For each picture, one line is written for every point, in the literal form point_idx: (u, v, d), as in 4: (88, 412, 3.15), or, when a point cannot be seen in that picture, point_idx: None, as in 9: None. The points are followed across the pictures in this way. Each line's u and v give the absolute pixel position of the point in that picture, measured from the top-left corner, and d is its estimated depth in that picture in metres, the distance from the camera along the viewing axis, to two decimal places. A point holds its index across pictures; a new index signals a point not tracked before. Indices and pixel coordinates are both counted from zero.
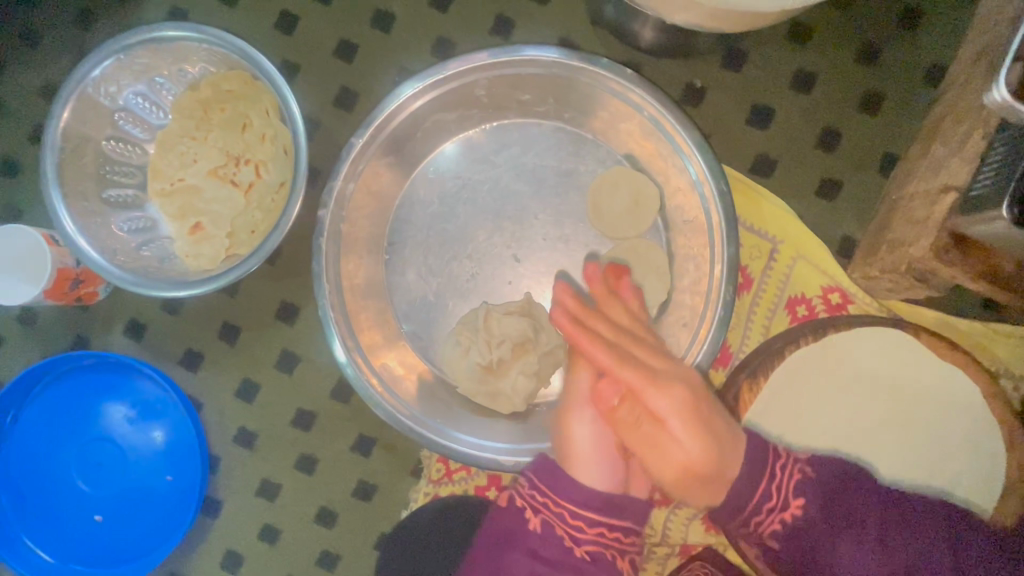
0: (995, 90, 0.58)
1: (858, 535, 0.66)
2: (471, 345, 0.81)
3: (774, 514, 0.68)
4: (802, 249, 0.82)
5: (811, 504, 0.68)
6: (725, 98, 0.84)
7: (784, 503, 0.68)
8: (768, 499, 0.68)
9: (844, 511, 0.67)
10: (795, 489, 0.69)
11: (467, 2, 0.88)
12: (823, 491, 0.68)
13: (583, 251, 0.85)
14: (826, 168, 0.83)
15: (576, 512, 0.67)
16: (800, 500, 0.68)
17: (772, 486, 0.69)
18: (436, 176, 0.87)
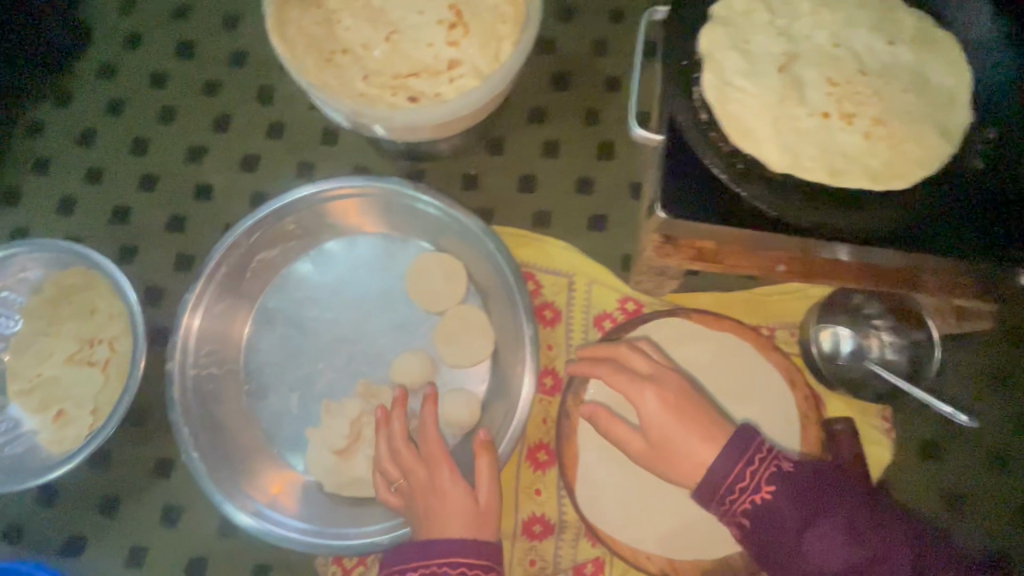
0: (636, 130, 0.73)
1: (824, 544, 0.62)
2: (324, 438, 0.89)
3: (765, 462, 0.65)
4: (590, 276, 0.97)
5: (784, 504, 0.64)
6: (496, 176, 1.03)
7: (757, 488, 0.65)
8: (745, 480, 0.65)
9: (809, 512, 0.63)
10: (766, 478, 0.65)
11: (271, 160, 1.04)
12: (795, 485, 0.64)
13: (418, 330, 0.97)
14: (591, 207, 1.01)
15: (444, 560, 0.69)
16: (770, 486, 0.64)
17: (753, 466, 0.65)
18: (274, 305, 0.98)
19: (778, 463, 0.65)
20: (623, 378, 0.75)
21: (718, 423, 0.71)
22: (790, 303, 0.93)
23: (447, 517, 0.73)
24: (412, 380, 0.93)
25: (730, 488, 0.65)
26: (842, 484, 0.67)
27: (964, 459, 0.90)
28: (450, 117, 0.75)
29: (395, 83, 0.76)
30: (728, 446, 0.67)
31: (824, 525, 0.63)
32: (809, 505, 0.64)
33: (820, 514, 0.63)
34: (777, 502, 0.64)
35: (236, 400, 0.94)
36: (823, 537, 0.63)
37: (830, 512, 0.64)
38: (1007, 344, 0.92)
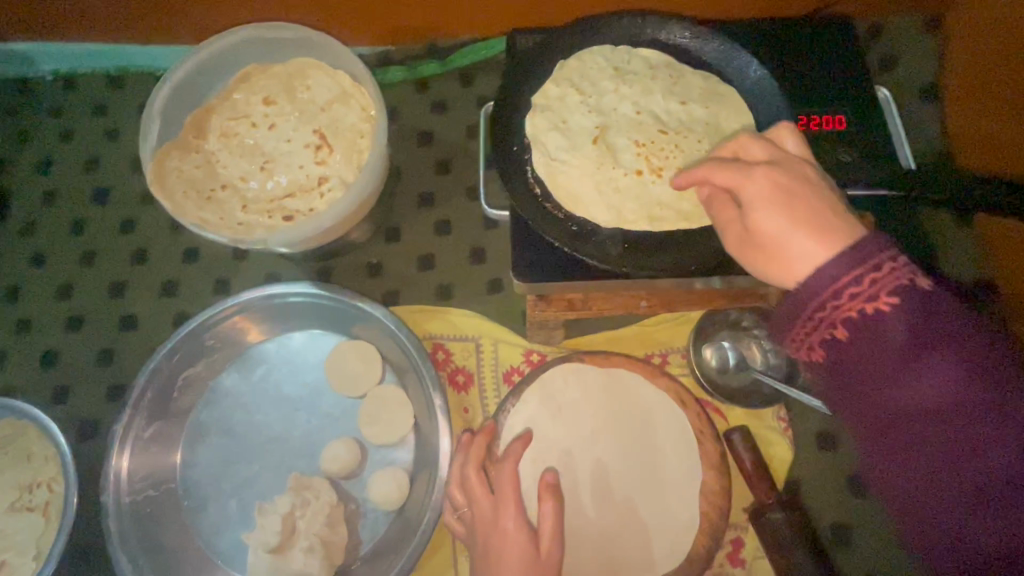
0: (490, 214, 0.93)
1: (935, 378, 0.52)
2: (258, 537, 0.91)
3: (885, 276, 0.54)
4: (495, 337, 1.05)
5: (901, 320, 0.53)
6: (397, 260, 1.12)
7: (869, 296, 0.54)
8: (860, 286, 0.54)
9: (924, 338, 0.53)
10: (894, 287, 0.54)
11: (189, 281, 1.12)
12: (923, 305, 0.54)
13: (343, 416, 1.04)
14: (486, 273, 1.10)
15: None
16: (887, 302, 0.54)
17: (875, 275, 0.54)
18: (203, 418, 1.03)
19: (906, 274, 0.54)
20: (734, 168, 0.64)
21: (823, 210, 0.59)
22: (677, 328, 1.02)
23: (501, 564, 0.79)
24: (341, 466, 0.97)
25: (835, 294, 0.55)
26: (961, 313, 0.54)
27: None
28: (314, 230, 0.84)
29: (272, 206, 0.86)
30: (850, 248, 0.56)
31: (935, 360, 0.52)
32: (906, 333, 0.53)
33: (920, 356, 0.53)
34: (888, 313, 0.54)
35: (175, 517, 0.98)
36: (921, 374, 0.53)
37: (897, 346, 0.53)
38: None
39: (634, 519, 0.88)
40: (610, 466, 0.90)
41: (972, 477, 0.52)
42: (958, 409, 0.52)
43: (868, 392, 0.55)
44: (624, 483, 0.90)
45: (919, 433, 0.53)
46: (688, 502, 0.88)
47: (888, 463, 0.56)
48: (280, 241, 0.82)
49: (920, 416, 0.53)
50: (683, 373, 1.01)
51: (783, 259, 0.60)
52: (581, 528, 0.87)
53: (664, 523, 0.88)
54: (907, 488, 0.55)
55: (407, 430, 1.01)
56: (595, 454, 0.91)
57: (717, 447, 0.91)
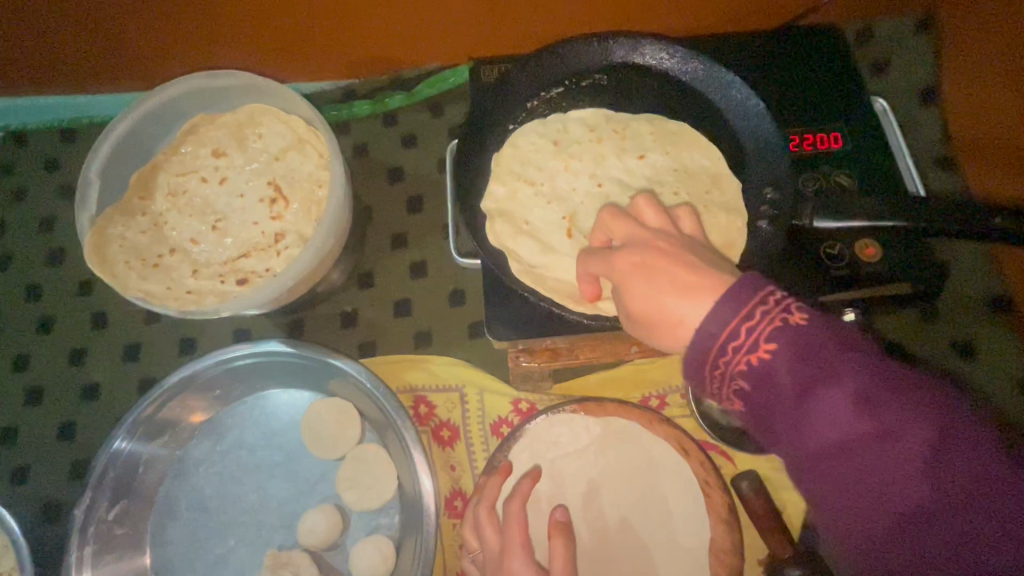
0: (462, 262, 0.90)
1: (830, 414, 0.46)
2: None
3: (771, 318, 0.49)
4: (479, 386, 0.98)
5: (790, 359, 0.48)
6: (372, 308, 1.05)
7: (753, 346, 0.49)
8: (743, 337, 0.49)
9: (812, 374, 0.47)
10: (773, 330, 0.49)
11: (153, 343, 1.06)
12: (809, 343, 0.48)
13: (322, 481, 0.97)
14: (467, 316, 1.04)
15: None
16: (767, 346, 0.49)
17: (753, 324, 0.49)
18: (172, 493, 0.96)
19: (785, 315, 0.48)
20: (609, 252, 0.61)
21: (679, 266, 0.54)
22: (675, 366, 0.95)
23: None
24: (319, 538, 0.90)
25: (721, 349, 0.50)
26: (858, 342, 0.49)
27: None
28: (273, 295, 0.76)
29: (226, 269, 0.80)
30: (722, 299, 0.50)
31: (827, 392, 0.47)
32: (801, 376, 0.47)
33: (814, 389, 0.47)
34: (774, 359, 0.48)
35: None
36: (831, 415, 0.46)
37: (788, 387, 0.48)
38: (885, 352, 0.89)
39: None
40: (607, 525, 0.84)
41: (924, 521, 0.44)
42: (899, 445, 0.45)
43: (792, 441, 0.49)
44: (625, 543, 0.83)
45: (854, 483, 0.46)
46: (698, 560, 0.81)
47: (842, 520, 0.48)
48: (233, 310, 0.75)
49: (840, 456, 0.47)
50: (683, 414, 0.93)
51: (668, 329, 0.54)
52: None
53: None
54: (882, 552, 0.45)
55: (390, 493, 0.94)
56: (591, 512, 0.85)
57: (724, 497, 0.84)
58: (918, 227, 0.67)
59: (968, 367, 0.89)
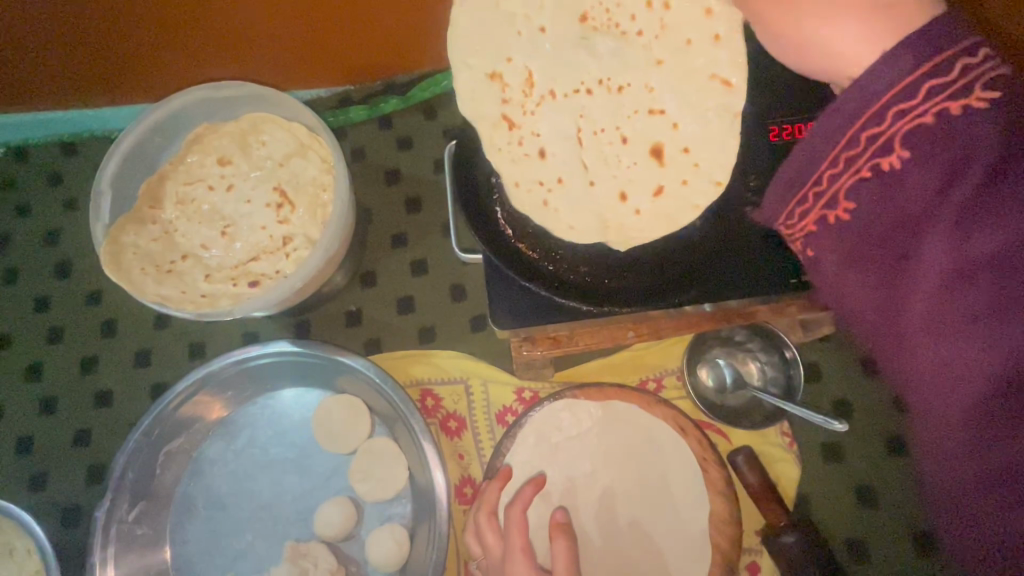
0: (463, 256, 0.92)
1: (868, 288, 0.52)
2: None
3: (813, 204, 0.54)
4: (483, 377, 1.01)
5: (868, 217, 0.51)
6: (376, 306, 1.09)
7: (836, 197, 0.52)
8: (791, 223, 0.57)
9: (858, 253, 0.52)
10: (818, 209, 0.54)
11: (163, 349, 1.09)
12: (852, 215, 0.52)
13: (336, 475, 1.00)
14: (468, 310, 1.07)
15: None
16: (840, 202, 0.52)
17: (800, 208, 0.55)
18: (190, 493, 1.00)
19: (877, 165, 0.49)
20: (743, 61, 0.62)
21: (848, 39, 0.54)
22: (669, 349, 0.99)
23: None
24: (336, 530, 0.93)
25: (786, 227, 0.58)
26: (911, 186, 0.47)
27: (865, 450, 0.94)
28: (282, 297, 0.79)
29: (236, 273, 0.83)
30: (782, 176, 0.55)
31: (856, 272, 0.53)
32: (851, 239, 0.52)
33: (856, 262, 0.52)
34: (854, 215, 0.51)
35: None
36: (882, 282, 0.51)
37: (853, 237, 0.52)
38: None
39: (642, 559, 0.86)
40: (610, 503, 0.89)
41: (950, 396, 0.48)
42: (943, 324, 0.47)
43: (849, 294, 0.55)
44: (628, 521, 0.88)
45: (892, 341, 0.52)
46: (698, 539, 0.86)
47: (906, 383, 0.53)
48: (246, 312, 0.78)
49: (887, 330, 0.52)
50: (679, 395, 0.98)
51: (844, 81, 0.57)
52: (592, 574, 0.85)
53: (672, 562, 0.85)
54: (933, 422, 0.50)
55: (402, 484, 0.97)
56: (595, 491, 0.89)
57: (721, 472, 0.88)
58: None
59: None
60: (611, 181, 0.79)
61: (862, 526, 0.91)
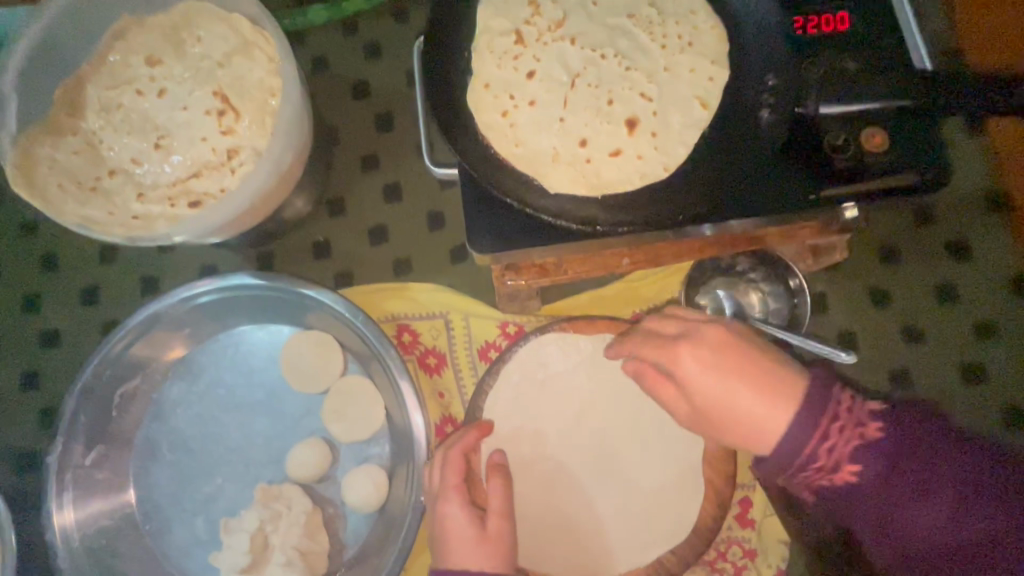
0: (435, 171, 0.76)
1: (913, 511, 0.59)
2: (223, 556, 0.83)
3: (834, 448, 0.60)
4: (464, 311, 0.93)
5: (892, 478, 0.60)
6: (345, 236, 0.99)
7: (837, 468, 0.61)
8: (820, 457, 0.60)
9: (912, 477, 0.60)
10: (852, 457, 0.60)
11: (112, 284, 0.99)
12: (886, 459, 0.60)
13: (308, 414, 0.94)
14: (447, 240, 0.98)
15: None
16: (855, 466, 0.60)
17: (830, 442, 0.60)
18: (151, 435, 0.93)
19: (861, 429, 0.60)
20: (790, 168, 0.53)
21: None
22: (665, 281, 0.92)
23: (448, 542, 0.74)
24: (309, 471, 0.88)
25: (805, 465, 0.61)
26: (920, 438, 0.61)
27: (866, 383, 0.90)
28: (224, 218, 0.69)
29: (175, 192, 0.72)
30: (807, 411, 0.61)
31: (901, 514, 0.60)
32: (896, 471, 0.59)
33: (897, 509, 0.60)
34: (861, 480, 0.60)
35: (137, 544, 0.89)
36: (853, 437, 0.60)
37: (906, 500, 0.60)
38: (878, 258, 0.93)
39: (626, 504, 0.82)
40: (599, 439, 0.84)
41: (972, 546, 0.58)
42: (907, 446, 0.60)
43: (893, 523, 0.60)
44: (618, 460, 0.83)
45: (899, 493, 0.60)
46: (687, 480, 0.82)
47: (918, 517, 0.59)
48: (183, 235, 0.68)
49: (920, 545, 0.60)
50: None
51: None
52: (566, 519, 0.82)
53: (657, 506, 0.81)
54: (939, 545, 0.59)
55: (379, 423, 0.91)
56: (583, 428, 0.84)
57: None
58: (925, 104, 0.62)
59: (959, 265, 0.92)
60: (603, 84, 0.68)
61: None
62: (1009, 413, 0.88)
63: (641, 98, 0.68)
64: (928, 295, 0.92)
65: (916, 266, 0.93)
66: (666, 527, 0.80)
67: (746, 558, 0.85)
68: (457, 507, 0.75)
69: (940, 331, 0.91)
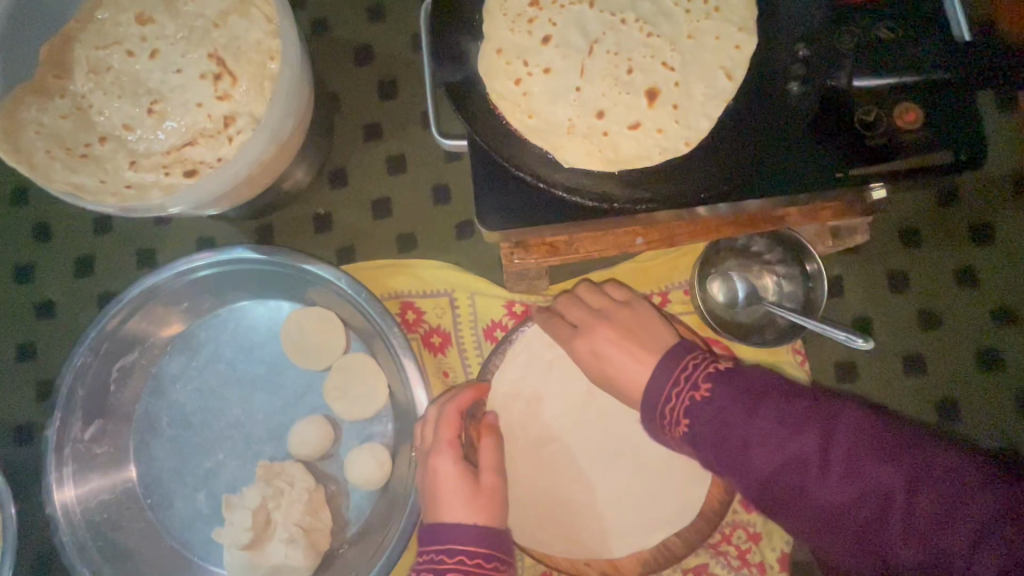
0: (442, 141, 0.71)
1: (776, 452, 0.56)
2: (223, 532, 0.81)
3: (682, 394, 0.63)
4: (470, 289, 0.91)
5: (711, 435, 0.59)
6: (347, 209, 0.96)
7: (676, 422, 0.63)
8: (670, 406, 0.63)
9: (728, 433, 0.58)
10: (685, 411, 0.62)
11: (107, 256, 0.96)
12: (708, 407, 0.60)
13: (310, 391, 0.92)
14: (452, 215, 0.95)
15: (439, 548, 0.67)
16: (686, 418, 0.62)
17: (672, 400, 0.63)
18: (151, 410, 0.91)
19: (691, 393, 0.62)
20: None
21: None
22: (676, 262, 0.90)
23: (439, 497, 0.71)
24: (311, 448, 0.87)
25: (663, 411, 0.64)
26: (733, 408, 0.59)
27: (879, 368, 0.88)
28: (220, 186, 0.66)
29: (169, 159, 0.69)
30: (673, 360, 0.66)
31: (763, 456, 0.56)
32: (723, 420, 0.59)
33: (749, 446, 0.57)
34: (693, 426, 0.61)
35: (138, 518, 0.88)
36: (686, 393, 0.63)
37: (753, 447, 0.57)
38: (897, 240, 0.90)
39: (629, 486, 0.81)
40: (607, 422, 0.83)
41: (854, 503, 0.53)
42: (752, 393, 0.60)
43: (748, 466, 0.57)
44: (625, 442, 0.82)
45: (749, 430, 0.57)
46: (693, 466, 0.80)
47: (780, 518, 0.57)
48: (180, 204, 0.65)
49: (791, 493, 0.55)
50: (685, 311, 0.89)
51: None
52: (565, 502, 0.81)
53: (661, 488, 0.80)
54: (828, 509, 0.54)
55: (383, 401, 0.90)
56: (591, 411, 0.83)
57: None
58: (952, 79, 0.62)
59: (978, 249, 0.90)
60: (623, 52, 0.64)
61: None
62: (1023, 400, 0.87)
63: (664, 68, 0.64)
64: (947, 280, 0.89)
65: (934, 249, 0.90)
66: (671, 510, 0.79)
67: (751, 542, 0.83)
68: (454, 464, 0.72)
69: (957, 317, 0.88)
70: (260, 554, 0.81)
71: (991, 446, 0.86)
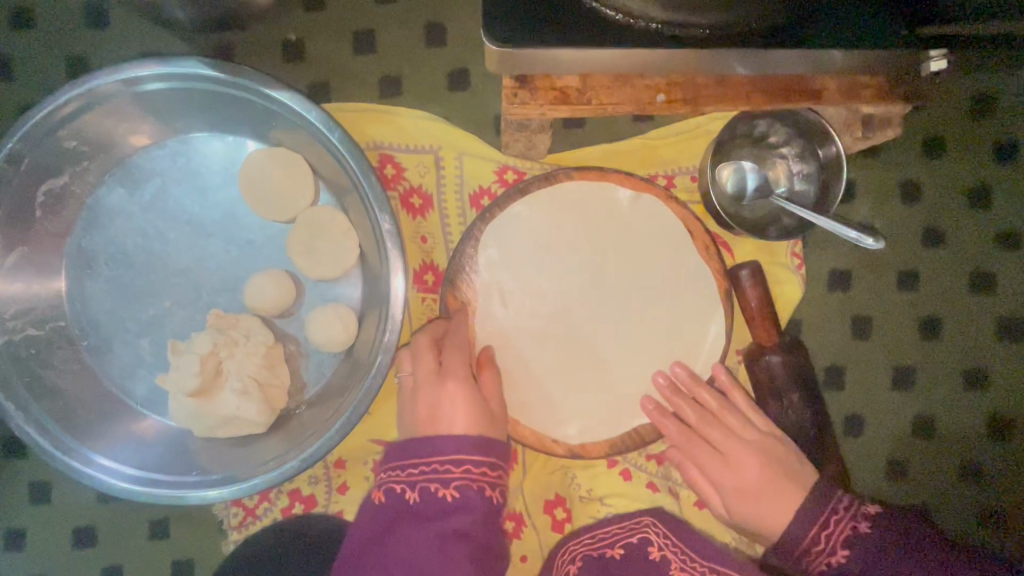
0: None
1: None
2: (168, 378, 0.75)
3: (840, 523, 0.68)
4: (458, 147, 0.81)
5: (868, 549, 0.67)
6: (323, 38, 0.82)
7: (833, 551, 0.68)
8: (840, 515, 0.69)
9: (885, 574, 0.65)
10: (844, 540, 0.68)
11: (28, 60, 0.80)
12: (867, 545, 0.67)
13: (272, 243, 0.83)
14: (445, 61, 0.83)
15: (445, 458, 0.63)
16: (845, 551, 0.67)
17: (829, 531, 0.69)
18: (87, 244, 0.81)
19: (852, 524, 0.68)
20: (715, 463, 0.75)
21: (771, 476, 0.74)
22: (687, 143, 0.83)
23: (441, 416, 0.66)
24: (269, 302, 0.79)
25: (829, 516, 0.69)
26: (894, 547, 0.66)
27: (875, 281, 0.85)
28: None
29: None
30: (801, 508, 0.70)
31: None
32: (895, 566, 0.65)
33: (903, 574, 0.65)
34: (851, 565, 0.67)
35: (72, 360, 0.80)
36: (845, 525, 0.68)
37: None
38: (920, 150, 0.85)
39: (622, 357, 0.76)
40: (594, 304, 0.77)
41: None
42: (887, 554, 0.66)
43: None
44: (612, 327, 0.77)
45: (893, 554, 0.66)
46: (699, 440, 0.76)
47: None
48: None
49: None
50: (689, 199, 0.84)
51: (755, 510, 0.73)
52: (540, 383, 0.75)
53: (662, 332, 0.77)
54: None
55: (353, 262, 0.82)
56: (580, 290, 0.76)
57: (722, 284, 0.77)
58: None
59: (998, 169, 0.86)
60: None
61: (851, 356, 0.85)
62: (1006, 325, 0.86)
63: None
64: (960, 197, 0.85)
65: (955, 163, 0.85)
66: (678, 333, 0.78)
67: None
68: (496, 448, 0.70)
69: (961, 237, 0.85)
70: (211, 405, 0.75)
71: (965, 368, 0.86)
